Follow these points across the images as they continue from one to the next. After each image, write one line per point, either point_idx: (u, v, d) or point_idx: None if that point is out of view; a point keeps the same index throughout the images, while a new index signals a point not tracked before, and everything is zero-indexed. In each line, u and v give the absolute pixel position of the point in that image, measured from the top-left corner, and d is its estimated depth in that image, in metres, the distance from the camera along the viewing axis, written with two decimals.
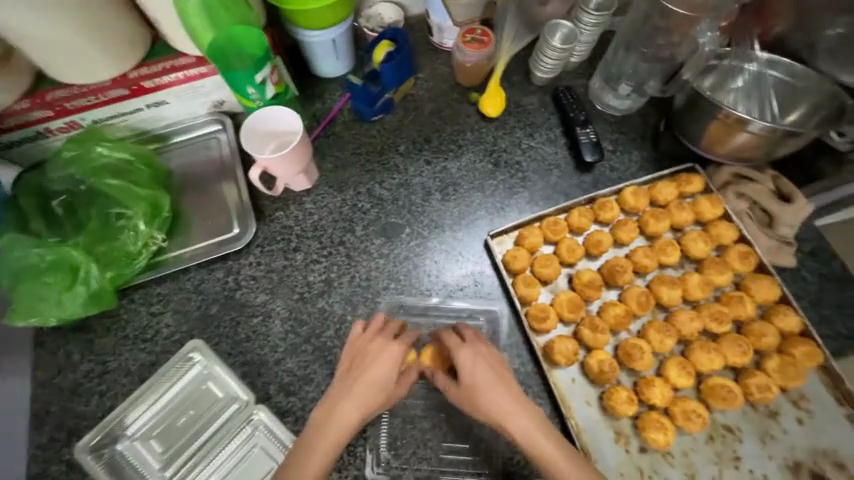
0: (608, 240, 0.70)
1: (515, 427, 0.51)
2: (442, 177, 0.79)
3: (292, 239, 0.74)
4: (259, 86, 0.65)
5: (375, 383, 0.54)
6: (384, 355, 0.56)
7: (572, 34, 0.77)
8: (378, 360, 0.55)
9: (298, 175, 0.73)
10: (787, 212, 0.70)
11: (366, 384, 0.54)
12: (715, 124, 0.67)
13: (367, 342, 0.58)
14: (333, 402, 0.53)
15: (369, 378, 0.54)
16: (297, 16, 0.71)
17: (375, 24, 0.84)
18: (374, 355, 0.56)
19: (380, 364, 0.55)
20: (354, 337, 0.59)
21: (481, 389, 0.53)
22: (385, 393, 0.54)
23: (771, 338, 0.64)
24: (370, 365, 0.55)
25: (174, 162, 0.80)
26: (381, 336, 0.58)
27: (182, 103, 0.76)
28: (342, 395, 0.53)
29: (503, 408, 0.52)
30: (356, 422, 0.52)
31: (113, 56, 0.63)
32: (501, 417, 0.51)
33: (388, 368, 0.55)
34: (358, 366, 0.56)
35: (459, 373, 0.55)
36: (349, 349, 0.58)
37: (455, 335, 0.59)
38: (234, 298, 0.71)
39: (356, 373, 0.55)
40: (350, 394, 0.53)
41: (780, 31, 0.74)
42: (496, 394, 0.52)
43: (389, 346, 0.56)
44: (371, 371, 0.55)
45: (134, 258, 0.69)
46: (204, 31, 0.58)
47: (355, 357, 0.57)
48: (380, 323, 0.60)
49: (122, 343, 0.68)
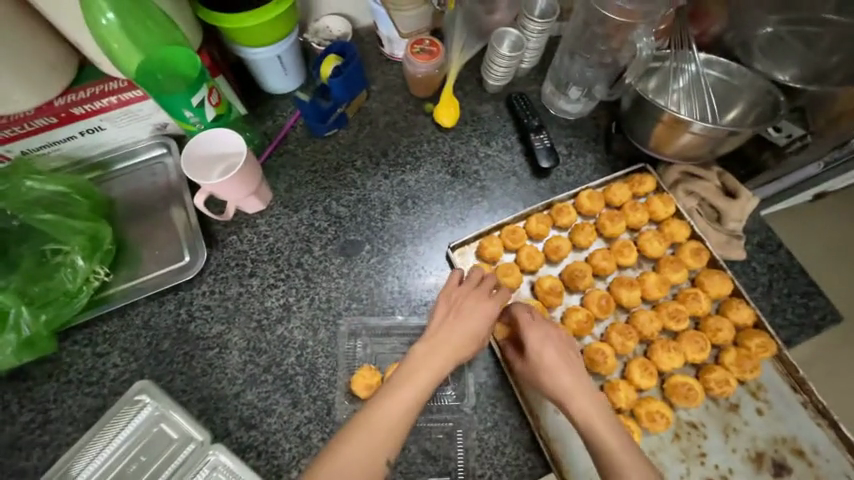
0: (566, 245, 0.71)
1: (559, 378, 0.54)
2: (400, 189, 0.78)
3: (247, 264, 0.72)
4: (196, 108, 0.62)
5: (478, 330, 0.56)
6: (491, 305, 0.58)
7: (519, 42, 0.78)
8: (479, 311, 0.57)
9: (249, 197, 0.71)
10: (733, 207, 0.72)
11: (460, 334, 0.55)
12: (659, 126, 0.69)
13: (465, 292, 0.59)
14: (433, 344, 0.54)
15: (470, 327, 0.56)
16: (240, 35, 0.68)
17: (324, 37, 0.83)
18: (475, 305, 0.57)
19: (485, 313, 0.57)
20: (448, 288, 0.59)
21: (530, 345, 0.57)
22: (481, 341, 0.56)
23: (726, 332, 0.65)
24: (463, 317, 0.56)
25: (117, 191, 0.76)
26: (480, 290, 0.59)
27: (120, 129, 0.73)
28: (443, 337, 0.55)
29: (544, 361, 0.55)
30: (451, 362, 0.54)
31: (33, 84, 0.58)
32: (543, 371, 0.55)
33: (490, 317, 0.57)
34: (457, 314, 0.57)
35: (528, 350, 0.57)
36: (443, 299, 0.59)
37: (525, 310, 0.59)
38: (187, 331, 0.67)
39: (456, 318, 0.56)
40: (452, 338, 0.55)
41: (717, 31, 0.76)
42: (544, 350, 0.56)
43: (487, 302, 0.58)
44: (469, 321, 0.56)
45: (73, 297, 0.64)
46: (128, 54, 0.55)
47: (451, 307, 0.58)
48: (478, 278, 0.60)
49: (65, 388, 0.64)
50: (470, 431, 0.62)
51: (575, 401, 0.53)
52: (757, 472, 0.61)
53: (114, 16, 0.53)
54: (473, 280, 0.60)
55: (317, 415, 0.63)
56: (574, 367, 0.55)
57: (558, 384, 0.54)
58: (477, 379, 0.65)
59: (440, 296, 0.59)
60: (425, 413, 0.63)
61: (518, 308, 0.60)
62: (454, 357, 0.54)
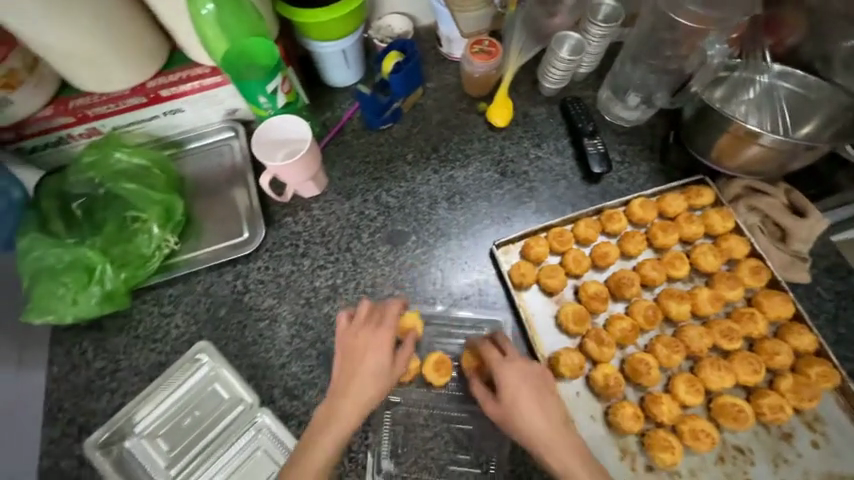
0: (615, 252, 0.70)
1: (531, 422, 0.50)
2: (449, 185, 0.80)
3: (299, 244, 0.76)
4: (269, 95, 0.67)
5: (373, 372, 0.53)
6: (380, 342, 0.55)
7: (580, 46, 0.78)
8: (374, 351, 0.54)
9: (307, 182, 0.75)
10: (801, 227, 0.68)
11: (363, 375, 0.53)
12: (725, 137, 0.67)
13: (360, 330, 0.56)
14: (340, 395, 0.52)
15: (367, 368, 0.53)
16: (312, 28, 0.73)
17: (385, 35, 0.86)
18: (373, 345, 0.55)
19: (377, 353, 0.54)
20: (341, 331, 0.57)
21: (507, 384, 0.53)
22: (384, 381, 0.53)
23: (784, 356, 0.62)
24: (364, 356, 0.54)
25: (188, 168, 0.83)
26: (370, 322, 0.57)
27: (197, 111, 0.79)
28: (346, 384, 0.53)
29: (516, 404, 0.51)
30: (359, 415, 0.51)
31: (131, 65, 0.66)
32: (514, 414, 0.51)
33: (383, 354, 0.54)
34: (354, 356, 0.54)
35: (501, 392, 0.53)
36: (341, 339, 0.56)
37: (494, 350, 0.57)
38: (242, 301, 0.72)
39: (356, 365, 0.54)
40: (354, 384, 0.53)
41: (795, 42, 0.73)
42: (514, 390, 0.52)
43: (380, 338, 0.55)
44: (366, 362, 0.54)
45: (148, 260, 0.71)
46: (217, 40, 0.61)
47: (347, 349, 0.55)
48: (366, 312, 0.58)
49: (133, 342, 0.70)
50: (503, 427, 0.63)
51: (555, 451, 0.48)
52: None
53: (213, 7, 0.58)
54: (362, 316, 0.58)
55: None
56: (547, 408, 0.51)
57: (530, 428, 0.50)
58: None
59: (337, 342, 0.56)
60: (459, 403, 0.64)
61: (489, 350, 0.57)
62: (363, 401, 0.52)
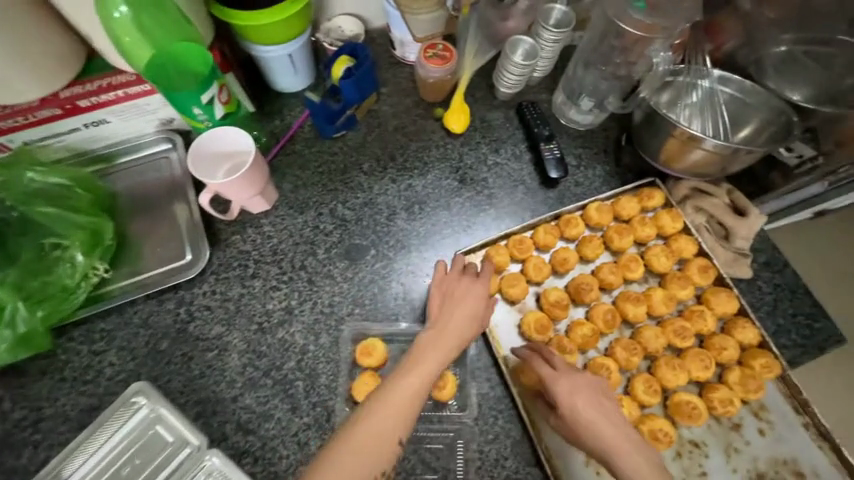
0: (574, 257, 0.70)
1: (598, 430, 0.51)
2: (408, 194, 0.77)
3: (249, 265, 0.71)
4: (205, 106, 0.61)
5: (470, 313, 0.57)
6: (479, 286, 0.60)
7: (533, 50, 0.77)
8: (466, 299, 0.58)
9: (254, 197, 0.70)
10: (742, 226, 0.71)
11: (459, 319, 0.56)
12: (671, 140, 0.69)
13: (462, 276, 0.61)
14: (438, 331, 0.55)
15: (468, 309, 0.58)
16: (251, 32, 0.67)
17: (335, 37, 0.82)
18: (470, 289, 0.60)
19: (475, 297, 0.59)
20: (440, 277, 0.61)
21: (560, 400, 0.54)
22: (477, 323, 0.57)
23: (731, 351, 0.65)
24: (458, 306, 0.58)
25: (119, 184, 0.75)
26: (467, 274, 0.61)
27: (125, 122, 0.71)
28: (443, 323, 0.56)
29: (573, 413, 0.53)
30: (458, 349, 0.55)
31: (41, 76, 0.58)
32: (579, 427, 0.52)
33: (481, 299, 0.59)
34: (451, 299, 0.59)
35: (560, 407, 0.54)
36: (437, 287, 0.61)
37: (545, 363, 0.57)
38: (187, 332, 0.66)
39: (455, 310, 0.57)
40: (455, 322, 0.56)
41: (731, 48, 0.77)
42: (575, 400, 0.54)
43: (476, 288, 0.60)
44: (466, 304, 0.58)
45: (72, 292, 0.64)
46: (139, 46, 0.54)
47: (446, 294, 0.60)
48: (463, 265, 0.62)
49: (60, 386, 0.63)
50: (471, 443, 0.61)
51: (622, 454, 0.50)
52: None
53: (128, 9, 0.52)
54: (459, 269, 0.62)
55: (316, 422, 0.62)
56: (608, 414, 0.53)
57: (598, 435, 0.51)
58: (479, 390, 0.64)
59: (434, 288, 0.61)
60: (425, 422, 0.62)
61: (540, 363, 0.57)
62: (448, 346, 0.54)
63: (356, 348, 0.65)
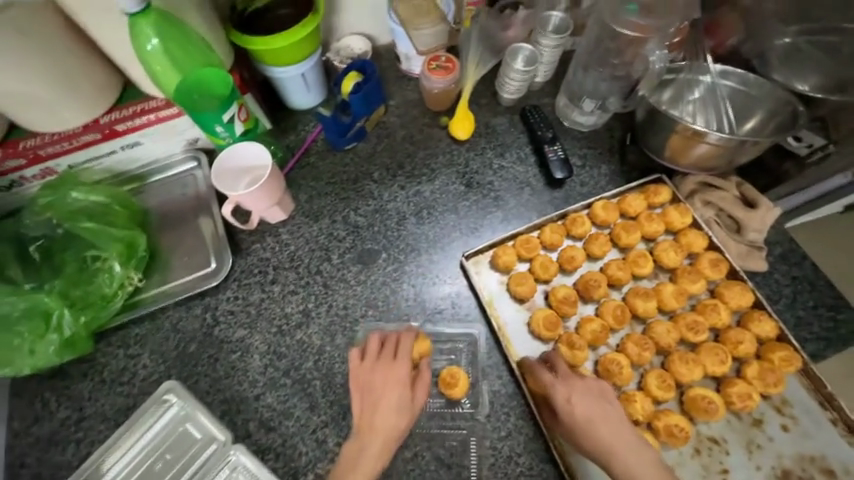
0: (581, 255, 0.71)
1: (598, 433, 0.52)
2: (416, 200, 0.81)
3: (269, 271, 0.75)
4: (227, 124, 0.67)
5: (394, 407, 0.57)
6: (396, 376, 0.59)
7: (534, 56, 0.80)
8: (387, 389, 0.58)
9: (272, 207, 0.74)
10: (753, 218, 0.71)
11: (382, 413, 0.57)
12: (674, 137, 0.69)
13: (380, 364, 0.60)
14: (366, 430, 0.56)
15: (388, 400, 0.57)
16: (267, 55, 0.73)
17: (345, 56, 0.87)
18: (390, 380, 0.58)
19: (397, 388, 0.58)
20: (356, 370, 0.60)
21: (560, 403, 0.55)
22: (405, 414, 0.57)
23: (747, 344, 0.64)
24: (380, 397, 0.58)
25: (151, 200, 0.82)
26: (382, 359, 0.61)
27: (156, 144, 0.78)
28: (369, 419, 0.57)
29: (573, 417, 0.54)
30: (390, 445, 0.55)
31: (76, 98, 0.64)
32: (578, 429, 0.53)
33: (401, 387, 0.58)
34: (370, 393, 0.58)
35: (558, 412, 0.55)
36: (355, 380, 0.60)
37: (545, 370, 0.59)
38: (213, 335, 0.70)
39: (377, 408, 0.57)
40: (382, 419, 0.56)
41: (734, 43, 0.78)
42: (575, 404, 0.54)
43: (393, 375, 0.59)
44: (386, 396, 0.57)
45: (110, 300, 0.69)
46: (168, 73, 0.60)
47: (364, 387, 0.59)
48: (376, 348, 0.62)
49: (99, 387, 0.67)
50: (484, 440, 0.62)
51: (622, 453, 0.51)
52: None
53: (158, 41, 0.57)
54: (374, 353, 0.61)
55: (333, 419, 0.65)
56: (608, 418, 0.53)
57: (597, 437, 0.52)
58: (492, 387, 0.65)
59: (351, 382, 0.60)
60: (438, 419, 0.63)
61: (540, 371, 0.59)
62: (388, 433, 0.56)
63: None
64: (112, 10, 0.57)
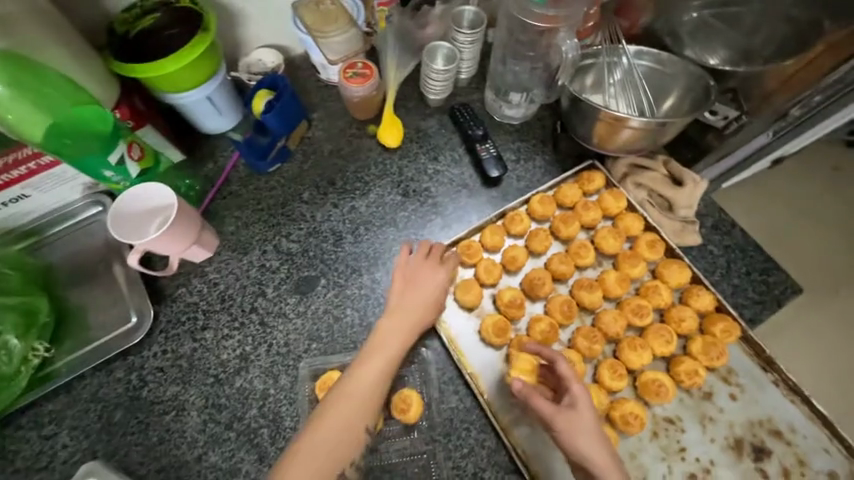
0: (523, 254, 0.70)
1: (590, 449, 0.50)
2: (352, 217, 0.76)
3: (199, 317, 0.69)
4: (117, 168, 0.60)
5: (432, 296, 0.60)
6: (439, 272, 0.62)
7: (452, 54, 0.78)
8: (432, 279, 0.61)
9: (191, 247, 0.68)
10: (682, 195, 0.72)
11: (418, 303, 0.59)
12: (599, 123, 0.69)
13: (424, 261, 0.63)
14: (397, 319, 0.57)
15: (429, 293, 0.60)
16: (158, 81, 0.66)
17: (258, 70, 0.81)
18: (430, 272, 0.61)
19: (438, 281, 0.61)
20: (401, 263, 0.61)
21: (581, 401, 0.52)
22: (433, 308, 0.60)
23: (690, 321, 0.65)
24: (422, 288, 0.60)
25: (53, 257, 0.73)
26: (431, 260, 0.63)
27: (46, 194, 0.69)
28: (405, 308, 0.58)
29: (574, 424, 0.51)
30: (417, 328, 0.58)
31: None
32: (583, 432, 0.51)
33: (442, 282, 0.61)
34: (415, 285, 0.60)
35: (575, 407, 0.52)
36: (404, 268, 0.61)
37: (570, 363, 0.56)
38: (140, 398, 0.63)
39: (412, 301, 0.59)
40: (417, 309, 0.59)
41: (646, 23, 0.78)
42: (583, 413, 0.52)
43: (439, 269, 0.62)
44: (425, 290, 0.60)
45: (11, 380, 0.61)
46: (27, 124, 0.52)
47: (408, 280, 0.60)
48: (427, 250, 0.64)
49: (12, 479, 0.59)
50: (445, 460, 0.60)
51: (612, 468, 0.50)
52: (738, 460, 0.60)
53: (1, 89, 0.49)
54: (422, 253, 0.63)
55: None
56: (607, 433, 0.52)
57: (598, 447, 0.50)
58: (450, 403, 0.63)
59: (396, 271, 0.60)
60: (398, 448, 0.60)
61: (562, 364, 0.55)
62: (420, 322, 0.58)
63: (316, 385, 0.63)
64: None
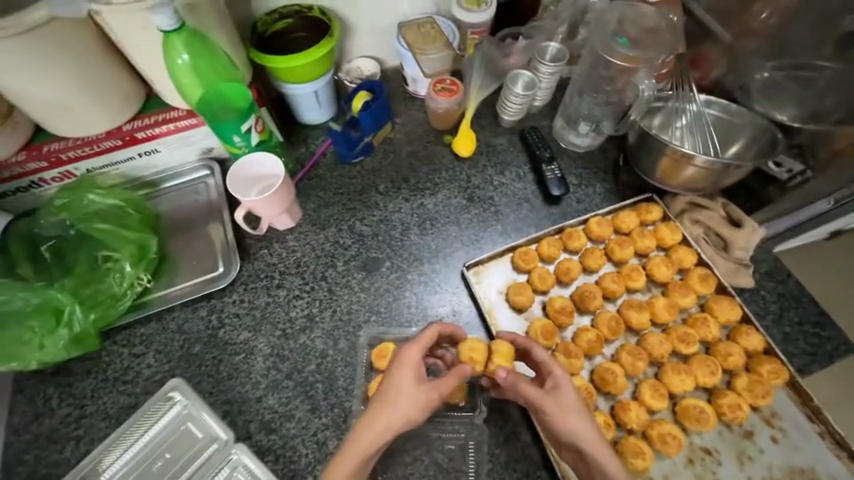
0: (577, 267, 0.74)
1: (577, 428, 0.51)
2: (420, 212, 0.84)
3: (275, 276, 0.77)
4: (244, 134, 0.71)
5: (409, 391, 0.51)
6: (410, 362, 0.53)
7: (533, 82, 0.86)
8: (404, 370, 0.52)
9: (281, 214, 0.77)
10: (739, 236, 0.75)
11: (393, 395, 0.51)
12: (665, 159, 0.74)
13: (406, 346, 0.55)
14: (374, 408, 0.51)
15: (404, 385, 0.51)
16: (283, 72, 0.78)
17: (355, 76, 0.92)
18: (403, 362, 0.53)
19: (416, 371, 0.53)
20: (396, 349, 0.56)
21: (561, 385, 0.54)
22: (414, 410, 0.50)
23: (736, 357, 0.66)
24: (396, 379, 0.52)
25: (162, 206, 0.84)
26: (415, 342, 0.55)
27: (173, 151, 0.81)
28: (381, 398, 0.51)
29: (560, 405, 0.52)
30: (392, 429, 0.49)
31: (98, 102, 0.67)
32: (566, 411, 0.52)
33: (418, 372, 0.53)
34: (395, 371, 0.53)
35: (555, 389, 0.53)
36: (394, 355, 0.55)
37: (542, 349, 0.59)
38: (217, 336, 0.72)
39: (386, 395, 0.51)
40: (389, 403, 0.50)
41: (717, 75, 0.85)
42: (565, 393, 0.53)
43: (412, 356, 0.53)
44: (399, 382, 0.52)
45: (119, 299, 0.71)
46: (193, 86, 0.65)
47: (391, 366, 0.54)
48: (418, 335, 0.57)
49: (102, 385, 0.68)
50: (482, 446, 0.63)
51: (601, 448, 0.51)
52: None
53: (189, 57, 0.62)
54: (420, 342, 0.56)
55: (334, 422, 0.65)
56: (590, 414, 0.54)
57: (582, 426, 0.51)
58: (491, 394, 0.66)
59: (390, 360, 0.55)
60: (437, 425, 0.64)
61: (537, 349, 0.59)
62: (395, 421, 0.50)
63: (373, 352, 0.69)
64: (148, 28, 0.61)
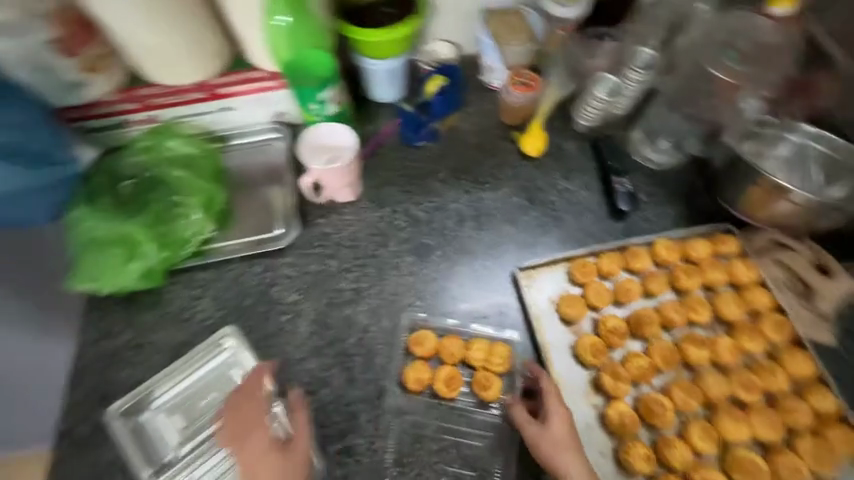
0: (637, 290, 0.71)
1: (560, 445, 0.57)
2: (477, 206, 0.82)
3: (329, 246, 0.78)
4: (321, 102, 0.75)
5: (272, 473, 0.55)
6: (248, 429, 0.59)
7: (617, 88, 0.80)
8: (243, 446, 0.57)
9: (344, 188, 0.78)
10: (827, 287, 0.69)
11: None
12: (755, 189, 0.70)
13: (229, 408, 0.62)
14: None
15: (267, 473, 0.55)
16: (363, 45, 0.78)
17: (431, 59, 0.89)
18: (235, 429, 0.59)
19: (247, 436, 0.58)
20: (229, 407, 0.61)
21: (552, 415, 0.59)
22: None
23: (803, 416, 0.62)
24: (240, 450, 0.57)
25: (231, 161, 0.85)
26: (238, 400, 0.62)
27: (246, 110, 0.82)
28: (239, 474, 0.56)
29: (551, 438, 0.58)
30: None
31: (191, 56, 0.71)
32: (554, 444, 0.57)
33: (276, 454, 0.56)
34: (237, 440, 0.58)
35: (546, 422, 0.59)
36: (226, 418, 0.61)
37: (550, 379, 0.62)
38: (268, 294, 0.74)
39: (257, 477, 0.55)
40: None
41: (824, 107, 0.76)
42: (554, 426, 0.58)
43: (238, 413, 0.60)
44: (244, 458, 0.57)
45: (184, 243, 0.74)
46: (282, 49, 0.70)
47: (237, 425, 0.60)
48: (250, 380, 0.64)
49: (160, 320, 0.72)
50: (511, 448, 0.63)
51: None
52: None
53: (285, 20, 0.67)
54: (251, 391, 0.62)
55: (367, 396, 0.67)
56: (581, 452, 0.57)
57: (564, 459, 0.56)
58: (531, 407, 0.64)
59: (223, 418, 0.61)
60: (469, 418, 0.65)
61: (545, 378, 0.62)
62: None
63: (410, 337, 0.69)
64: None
